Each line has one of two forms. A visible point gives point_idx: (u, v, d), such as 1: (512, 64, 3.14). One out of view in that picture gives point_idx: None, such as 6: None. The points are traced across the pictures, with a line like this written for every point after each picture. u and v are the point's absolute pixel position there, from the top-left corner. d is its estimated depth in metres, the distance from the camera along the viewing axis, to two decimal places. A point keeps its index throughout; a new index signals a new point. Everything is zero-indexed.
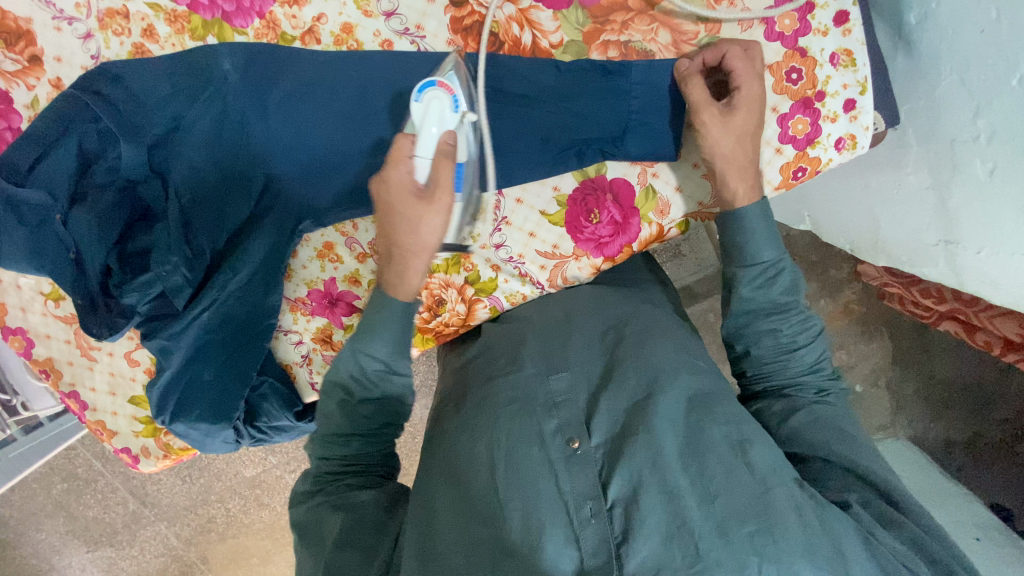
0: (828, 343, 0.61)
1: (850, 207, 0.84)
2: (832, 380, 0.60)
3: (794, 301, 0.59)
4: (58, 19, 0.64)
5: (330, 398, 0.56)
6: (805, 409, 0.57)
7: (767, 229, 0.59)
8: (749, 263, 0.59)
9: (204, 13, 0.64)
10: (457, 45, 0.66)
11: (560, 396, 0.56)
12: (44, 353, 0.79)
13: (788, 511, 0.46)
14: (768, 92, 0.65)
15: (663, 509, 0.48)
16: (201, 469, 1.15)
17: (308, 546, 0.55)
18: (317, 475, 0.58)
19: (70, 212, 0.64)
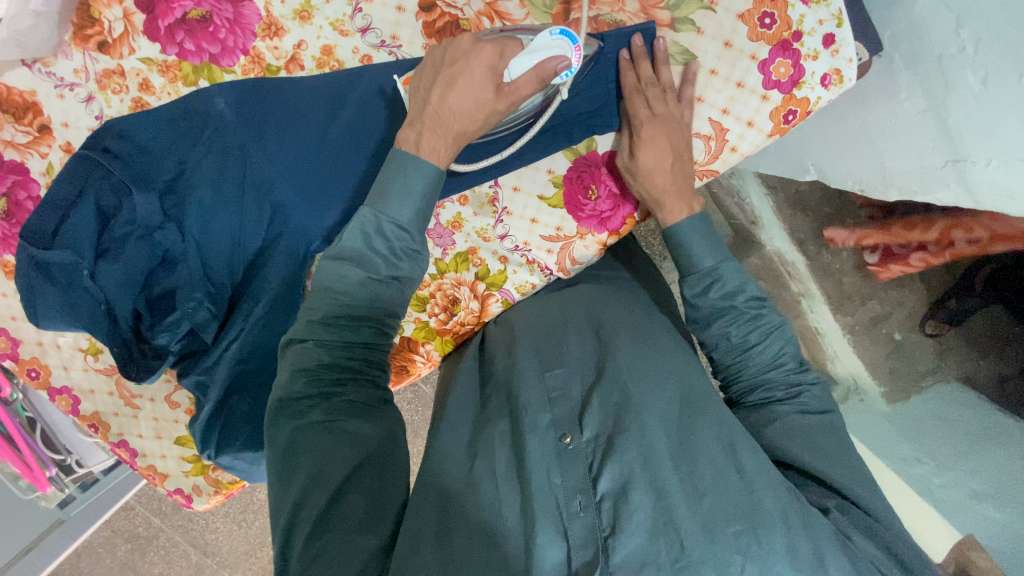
0: (789, 337, 0.66)
1: (847, 150, 0.83)
2: (800, 373, 0.65)
3: (738, 304, 0.65)
4: (60, 87, 0.68)
5: (344, 279, 0.55)
6: (781, 418, 0.62)
7: (701, 241, 0.66)
8: (689, 274, 0.67)
9: (193, 59, 0.67)
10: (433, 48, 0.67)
11: (556, 391, 0.61)
12: (90, 409, 0.83)
13: (773, 517, 0.50)
14: (743, 41, 0.65)
15: (650, 504, 0.52)
16: (255, 512, 1.18)
17: (294, 462, 0.52)
18: (310, 380, 0.55)
19: (96, 266, 0.69)
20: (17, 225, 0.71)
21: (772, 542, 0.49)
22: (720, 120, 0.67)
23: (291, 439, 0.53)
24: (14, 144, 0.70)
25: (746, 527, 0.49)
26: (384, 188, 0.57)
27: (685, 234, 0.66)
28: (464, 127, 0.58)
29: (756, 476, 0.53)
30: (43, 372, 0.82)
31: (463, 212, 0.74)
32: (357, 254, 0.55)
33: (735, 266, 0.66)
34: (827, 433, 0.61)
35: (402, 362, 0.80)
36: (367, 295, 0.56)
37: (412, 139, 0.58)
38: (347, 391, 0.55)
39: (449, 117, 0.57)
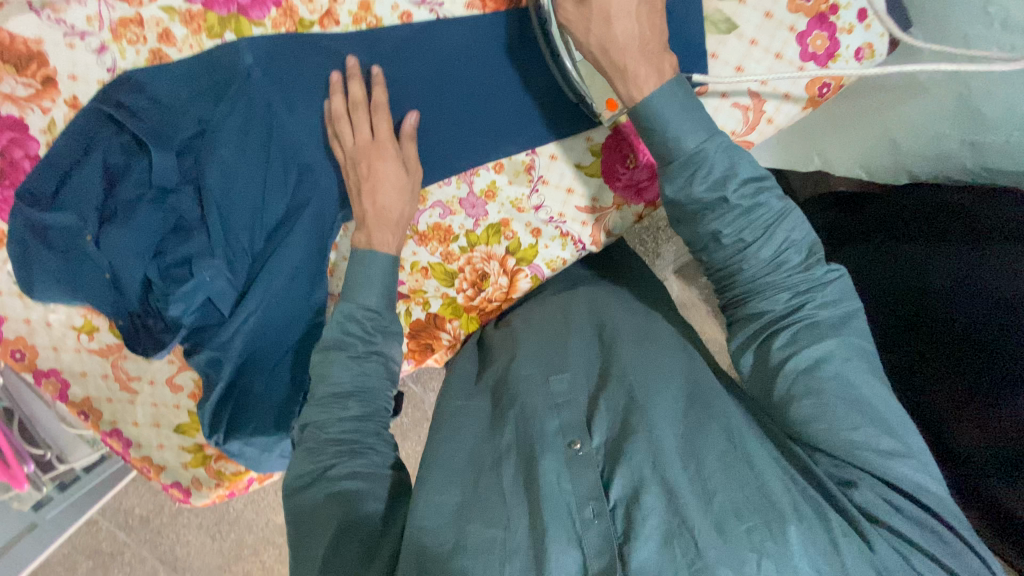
0: (793, 225, 0.55)
1: (857, 140, 0.83)
2: (804, 270, 0.55)
3: (731, 200, 0.54)
4: (70, 36, 0.63)
5: (327, 360, 0.60)
6: (783, 329, 0.54)
7: (681, 113, 0.56)
8: (670, 163, 0.57)
9: (220, 9, 0.63)
10: (475, 7, 0.66)
11: (561, 397, 0.58)
12: (81, 394, 0.77)
13: (786, 511, 0.46)
14: (782, 12, 0.65)
15: (664, 508, 0.48)
16: (231, 523, 1.10)
17: (303, 534, 0.53)
18: (308, 456, 0.57)
19: (101, 231, 0.64)
20: (12, 187, 0.65)
21: (787, 535, 0.44)
22: (758, 92, 0.68)
23: (301, 518, 0.54)
24: (14, 97, 0.64)
25: (761, 522, 0.45)
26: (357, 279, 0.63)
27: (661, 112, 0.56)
28: (403, 210, 0.65)
29: (766, 468, 0.49)
30: (29, 353, 0.74)
31: (498, 180, 0.72)
32: (335, 343, 0.61)
33: (724, 149, 0.55)
34: (861, 362, 0.51)
35: (426, 340, 0.76)
36: (363, 371, 0.60)
37: (362, 237, 0.65)
38: (340, 460, 0.56)
39: (386, 211, 0.64)
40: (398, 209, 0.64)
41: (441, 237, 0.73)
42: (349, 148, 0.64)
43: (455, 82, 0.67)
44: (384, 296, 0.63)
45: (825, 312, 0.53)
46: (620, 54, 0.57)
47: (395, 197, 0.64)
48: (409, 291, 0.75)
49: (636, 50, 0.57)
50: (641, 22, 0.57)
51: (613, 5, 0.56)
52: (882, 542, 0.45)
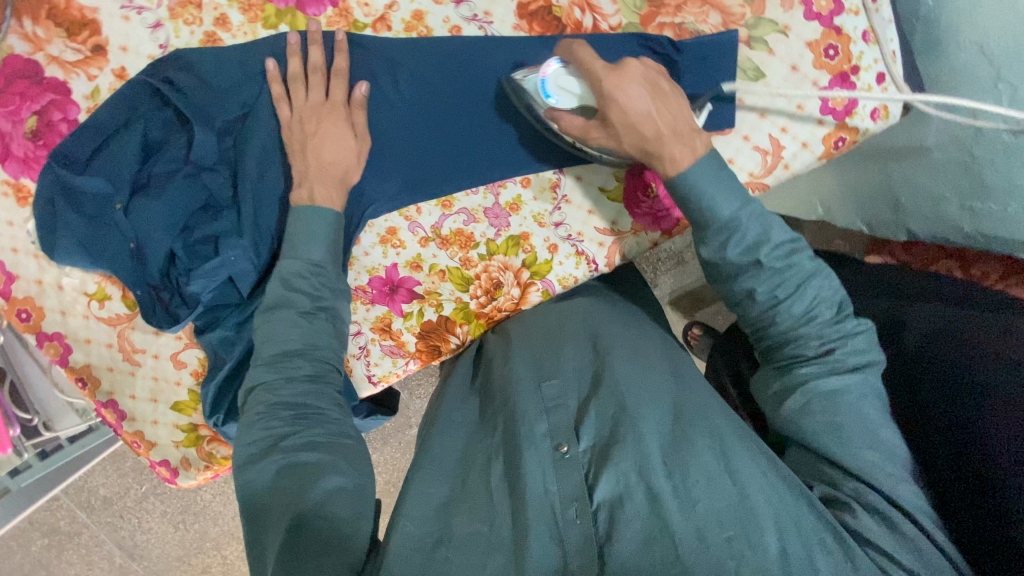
0: (822, 282, 0.58)
1: (863, 198, 0.89)
2: (834, 322, 0.57)
3: (762, 259, 0.57)
4: (127, 9, 0.65)
5: (274, 321, 0.60)
6: (799, 390, 0.55)
7: (718, 185, 0.58)
8: (709, 225, 0.59)
9: (279, 2, 0.66)
10: (522, 29, 0.70)
11: (551, 401, 0.60)
12: (82, 361, 0.75)
13: (764, 520, 0.48)
14: (807, 67, 0.69)
15: (645, 512, 0.50)
16: (196, 514, 1.09)
17: (257, 514, 0.50)
18: (259, 428, 0.55)
19: (131, 202, 0.65)
20: (45, 147, 0.66)
21: (763, 544, 0.47)
22: (778, 138, 0.71)
23: (257, 493, 0.51)
24: (61, 60, 0.65)
25: (740, 531, 0.47)
26: (302, 231, 0.63)
27: (700, 178, 0.59)
28: (349, 171, 0.65)
29: (750, 481, 0.50)
30: (35, 315, 0.74)
31: (523, 195, 0.74)
32: (281, 301, 0.61)
33: (759, 214, 0.58)
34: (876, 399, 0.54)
35: (435, 342, 0.77)
36: (312, 329, 0.60)
37: (303, 193, 0.64)
38: (296, 428, 0.54)
39: (329, 165, 0.64)
40: (348, 158, 0.64)
41: (463, 243, 0.75)
42: (299, 107, 0.64)
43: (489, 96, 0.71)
44: (330, 250, 0.64)
45: (854, 359, 0.56)
46: (650, 139, 0.60)
47: (342, 146, 0.64)
48: (424, 292, 0.75)
49: (670, 131, 0.59)
50: (657, 113, 0.60)
51: (629, 99, 0.59)
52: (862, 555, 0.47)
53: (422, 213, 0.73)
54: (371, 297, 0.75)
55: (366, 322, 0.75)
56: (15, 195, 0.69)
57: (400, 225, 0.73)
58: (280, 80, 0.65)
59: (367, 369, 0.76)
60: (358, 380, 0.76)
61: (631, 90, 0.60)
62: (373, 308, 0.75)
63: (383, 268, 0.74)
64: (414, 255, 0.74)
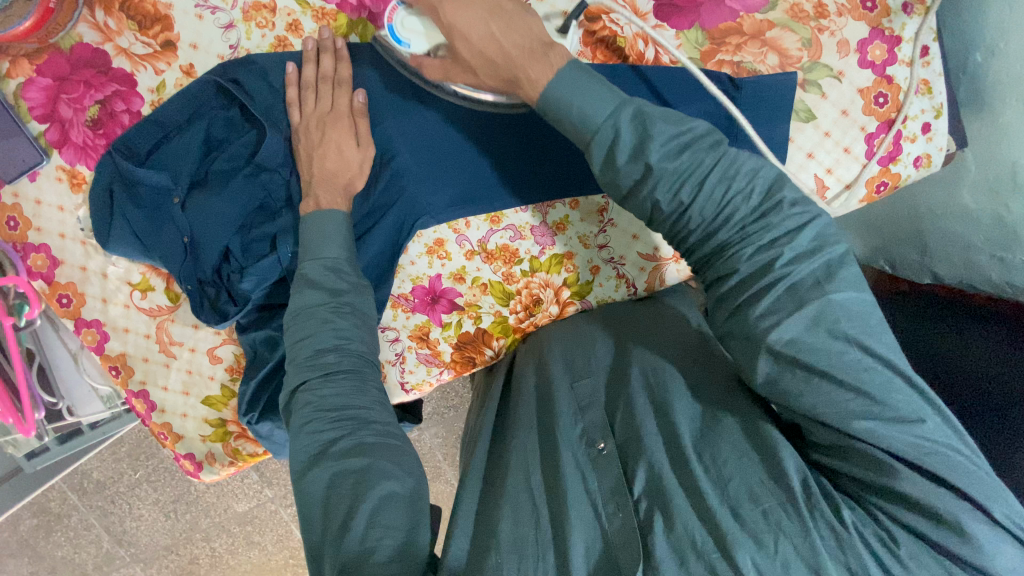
0: (729, 174, 0.50)
1: (894, 239, 0.92)
2: (756, 211, 0.50)
3: (651, 163, 0.51)
4: (201, 7, 0.65)
5: (305, 322, 0.59)
6: (752, 323, 0.47)
7: (585, 94, 0.53)
8: (592, 141, 0.54)
9: (352, 13, 0.67)
10: (586, 56, 0.70)
11: (585, 400, 0.61)
12: (118, 349, 0.75)
13: (797, 488, 0.45)
14: (857, 113, 0.72)
15: (684, 498, 0.48)
16: (188, 504, 1.08)
17: (314, 525, 0.50)
18: (304, 433, 0.54)
19: (189, 196, 0.66)
20: (106, 138, 0.67)
21: (802, 511, 0.44)
22: (824, 178, 0.73)
23: (310, 501, 0.51)
24: (130, 53, 0.66)
25: (778, 504, 0.45)
26: (318, 234, 0.63)
27: (564, 93, 0.54)
28: (352, 179, 0.65)
29: (783, 447, 0.48)
30: (76, 300, 0.74)
31: (570, 216, 0.76)
32: (305, 300, 0.60)
33: (636, 117, 0.53)
34: (842, 322, 0.45)
35: (470, 353, 0.77)
36: (345, 325, 0.59)
37: (313, 201, 0.64)
38: (341, 432, 0.53)
39: (334, 175, 0.64)
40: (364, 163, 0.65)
41: (507, 258, 0.76)
42: (307, 114, 0.64)
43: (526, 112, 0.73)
44: (347, 248, 0.63)
45: (802, 266, 0.47)
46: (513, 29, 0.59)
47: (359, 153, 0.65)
48: (464, 304, 0.76)
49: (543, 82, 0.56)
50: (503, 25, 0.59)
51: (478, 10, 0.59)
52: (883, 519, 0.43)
53: (470, 227, 0.74)
54: (413, 305, 0.75)
55: (405, 330, 0.76)
56: (69, 180, 0.69)
57: (448, 237, 0.74)
58: (294, 84, 0.65)
59: (401, 376, 0.76)
60: (391, 385, 0.77)
61: (467, 14, 0.59)
62: (414, 317, 0.76)
63: (427, 278, 0.75)
64: (459, 267, 0.75)
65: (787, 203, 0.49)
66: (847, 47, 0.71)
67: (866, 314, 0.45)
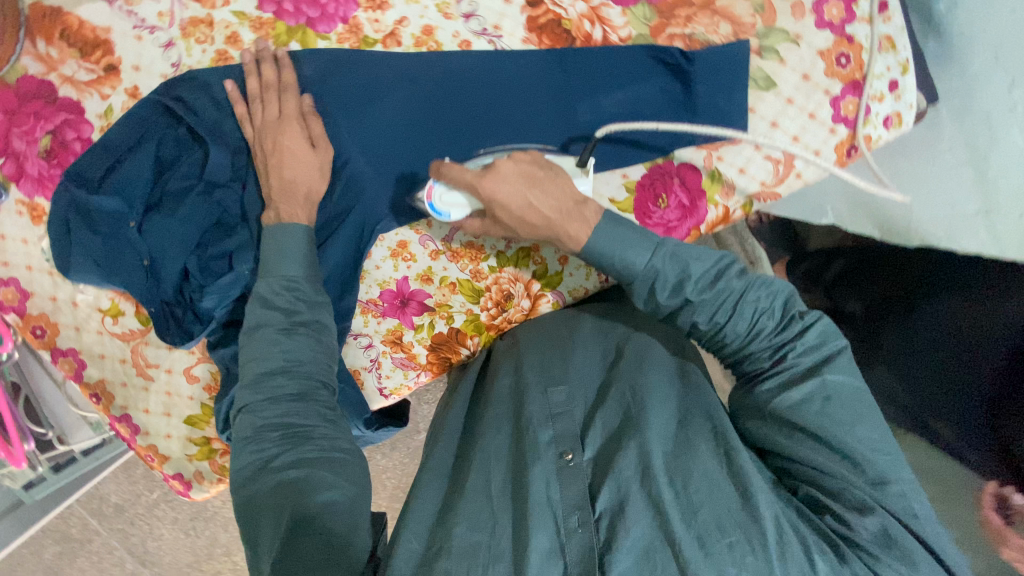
0: (757, 295, 0.55)
1: (876, 203, 0.83)
2: (779, 330, 0.55)
3: (689, 297, 0.55)
4: (139, 28, 0.65)
5: (253, 339, 0.58)
6: (771, 418, 0.54)
7: (625, 240, 0.56)
8: (630, 280, 0.57)
9: (290, 20, 0.66)
10: (532, 43, 0.69)
11: (558, 408, 0.59)
12: (96, 375, 0.76)
13: (767, 526, 0.46)
14: (819, 76, 0.69)
15: (648, 521, 0.49)
16: (207, 520, 1.09)
17: (251, 537, 0.49)
18: (248, 448, 0.54)
19: (145, 219, 0.66)
20: (59, 167, 0.66)
21: (768, 550, 0.45)
22: (790, 147, 0.71)
23: (249, 514, 0.50)
24: (74, 80, 0.66)
25: (743, 537, 0.46)
26: (274, 250, 0.61)
27: (604, 246, 0.56)
28: (312, 185, 0.64)
29: (754, 481, 0.49)
30: (50, 331, 0.74)
31: None
32: (261, 319, 0.58)
33: (671, 255, 0.55)
34: (840, 403, 0.51)
35: (446, 354, 0.77)
36: (294, 345, 0.58)
37: (271, 214, 0.63)
38: (282, 446, 0.53)
39: (293, 185, 0.62)
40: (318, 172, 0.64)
41: (473, 254, 0.75)
42: (260, 125, 0.63)
43: (462, 92, 0.68)
44: (304, 264, 0.62)
45: (811, 362, 0.54)
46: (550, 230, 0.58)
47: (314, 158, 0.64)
48: (435, 304, 0.75)
49: (568, 214, 0.57)
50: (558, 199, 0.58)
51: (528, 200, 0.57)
52: (858, 560, 0.45)
53: (432, 226, 0.74)
54: (382, 309, 0.75)
55: (378, 335, 0.75)
56: (30, 213, 0.69)
57: (411, 238, 0.74)
58: (241, 101, 0.64)
59: (378, 382, 0.76)
60: (369, 391, 0.76)
61: (507, 187, 0.58)
62: (385, 321, 0.75)
63: (394, 281, 0.74)
64: (425, 268, 0.74)
65: (805, 319, 0.55)
66: (801, 9, 0.68)
67: (859, 397, 0.51)
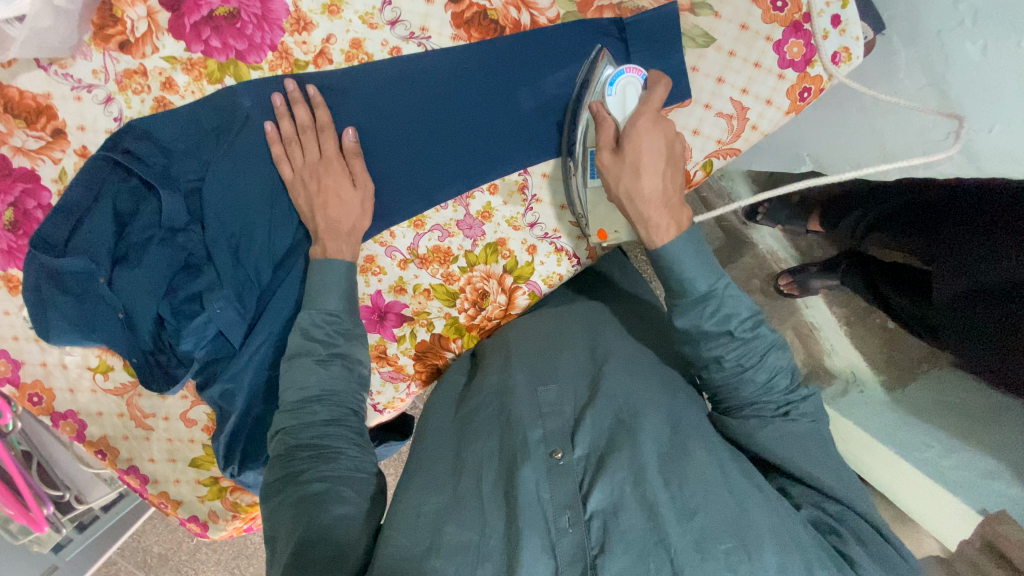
0: (780, 361, 0.57)
1: (847, 140, 0.86)
2: (789, 392, 0.56)
3: (733, 332, 0.55)
4: (77, 89, 0.66)
5: (293, 366, 0.59)
6: (771, 425, 0.54)
7: (697, 260, 0.56)
8: (682, 295, 0.57)
9: (219, 56, 0.66)
10: (462, 39, 0.69)
11: (547, 407, 0.58)
12: (97, 433, 0.77)
13: (765, 533, 0.45)
14: (758, 23, 0.67)
15: (641, 523, 0.48)
16: (250, 558, 1.11)
17: (271, 549, 0.51)
18: (276, 468, 0.55)
19: (114, 273, 0.67)
20: (25, 237, 0.68)
21: (760, 551, 0.44)
22: (740, 100, 0.70)
23: (270, 529, 0.52)
24: (25, 150, 0.67)
25: (738, 544, 0.45)
26: (318, 283, 0.63)
27: (675, 248, 0.57)
28: (357, 223, 0.66)
29: (748, 493, 0.49)
30: (46, 396, 0.76)
31: (493, 202, 0.73)
32: (300, 349, 0.60)
33: (728, 289, 0.57)
34: (816, 444, 0.53)
35: (432, 360, 0.77)
36: (331, 375, 0.59)
37: (317, 249, 0.65)
38: (311, 466, 0.54)
39: (337, 224, 0.65)
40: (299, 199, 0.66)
41: (441, 259, 0.74)
42: (298, 167, 0.66)
43: (405, 99, 0.69)
44: (345, 298, 0.63)
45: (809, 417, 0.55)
46: (644, 205, 0.58)
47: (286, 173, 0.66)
48: (413, 313, 0.75)
49: (661, 203, 0.58)
50: (665, 181, 0.59)
51: (644, 158, 0.58)
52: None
53: (396, 236, 0.73)
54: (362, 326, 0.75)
55: None
56: (7, 285, 0.71)
57: (377, 251, 0.73)
58: (278, 141, 0.66)
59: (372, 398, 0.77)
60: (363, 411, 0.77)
61: (648, 146, 0.58)
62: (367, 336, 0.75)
63: (368, 296, 0.74)
64: (396, 279, 0.74)
65: (810, 391, 0.57)
66: None
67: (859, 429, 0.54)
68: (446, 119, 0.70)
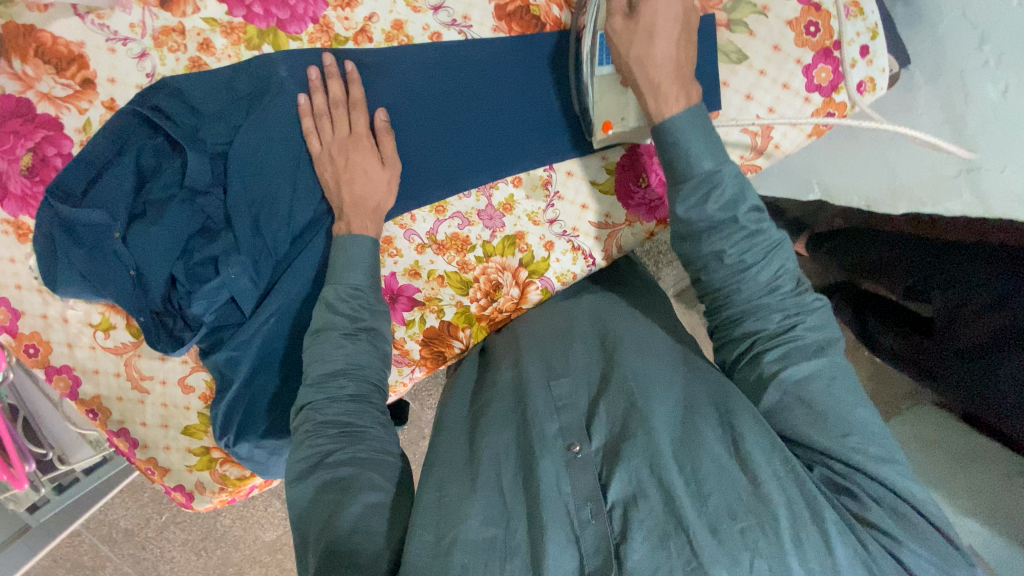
0: (784, 267, 0.58)
1: (859, 168, 0.91)
2: (796, 305, 0.57)
3: (738, 217, 0.57)
4: (112, 41, 0.65)
5: (321, 342, 0.59)
6: (784, 351, 0.54)
7: (706, 140, 0.58)
8: (686, 180, 0.58)
9: (260, 23, 0.66)
10: (501, 30, 0.71)
11: (563, 400, 0.58)
12: (91, 392, 0.75)
13: (778, 508, 0.46)
14: (790, 45, 0.69)
15: (659, 509, 0.48)
16: (218, 540, 1.09)
17: (300, 529, 0.50)
18: (304, 446, 0.54)
19: (129, 230, 0.66)
20: (42, 184, 0.67)
21: (782, 538, 0.44)
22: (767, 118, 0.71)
23: (299, 508, 0.51)
24: (51, 97, 0.66)
25: (755, 523, 0.45)
26: (343, 257, 0.62)
27: (687, 135, 0.58)
28: (382, 201, 0.66)
29: (764, 468, 0.49)
30: (43, 348, 0.74)
31: (516, 194, 0.74)
32: (324, 323, 0.60)
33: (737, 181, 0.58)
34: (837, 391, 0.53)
35: (439, 348, 0.76)
36: (357, 350, 0.59)
37: (342, 224, 0.65)
38: (339, 445, 0.53)
39: (364, 200, 0.65)
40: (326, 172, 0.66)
41: (459, 246, 0.74)
42: (328, 141, 0.66)
43: (437, 86, 0.70)
44: (369, 273, 0.63)
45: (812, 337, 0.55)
46: (654, 72, 0.60)
47: (315, 146, 0.66)
48: (425, 299, 0.75)
49: (672, 80, 0.60)
50: (677, 50, 0.61)
51: (658, 24, 0.60)
52: (874, 543, 0.46)
53: (416, 220, 0.73)
54: None
55: None
56: (15, 232, 0.69)
57: (396, 233, 0.73)
58: (309, 114, 0.66)
59: None
60: None
61: None
62: None
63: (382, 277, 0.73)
64: (412, 263, 0.73)
65: (814, 299, 0.57)
66: None
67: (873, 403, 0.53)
68: (477, 109, 0.71)
